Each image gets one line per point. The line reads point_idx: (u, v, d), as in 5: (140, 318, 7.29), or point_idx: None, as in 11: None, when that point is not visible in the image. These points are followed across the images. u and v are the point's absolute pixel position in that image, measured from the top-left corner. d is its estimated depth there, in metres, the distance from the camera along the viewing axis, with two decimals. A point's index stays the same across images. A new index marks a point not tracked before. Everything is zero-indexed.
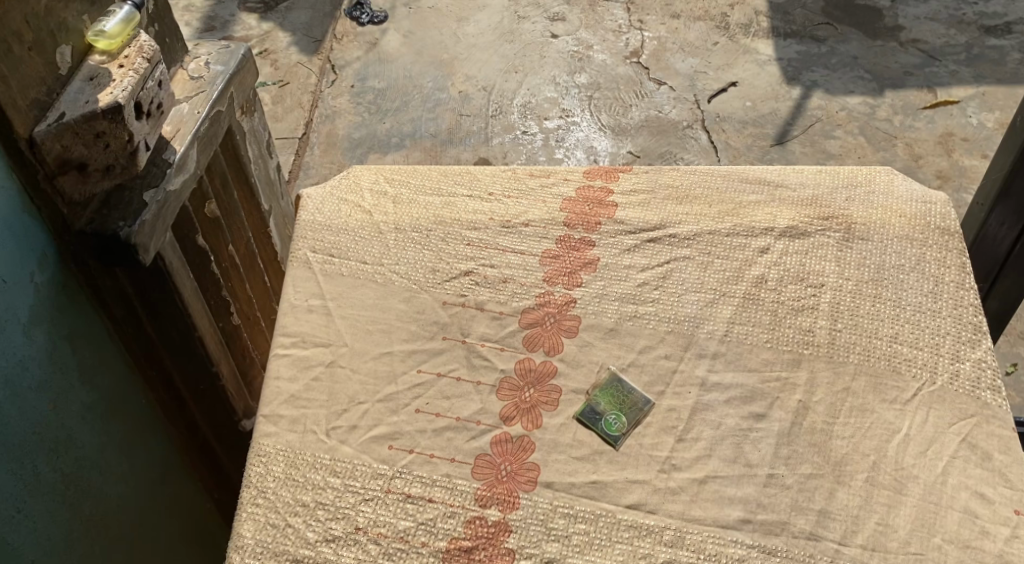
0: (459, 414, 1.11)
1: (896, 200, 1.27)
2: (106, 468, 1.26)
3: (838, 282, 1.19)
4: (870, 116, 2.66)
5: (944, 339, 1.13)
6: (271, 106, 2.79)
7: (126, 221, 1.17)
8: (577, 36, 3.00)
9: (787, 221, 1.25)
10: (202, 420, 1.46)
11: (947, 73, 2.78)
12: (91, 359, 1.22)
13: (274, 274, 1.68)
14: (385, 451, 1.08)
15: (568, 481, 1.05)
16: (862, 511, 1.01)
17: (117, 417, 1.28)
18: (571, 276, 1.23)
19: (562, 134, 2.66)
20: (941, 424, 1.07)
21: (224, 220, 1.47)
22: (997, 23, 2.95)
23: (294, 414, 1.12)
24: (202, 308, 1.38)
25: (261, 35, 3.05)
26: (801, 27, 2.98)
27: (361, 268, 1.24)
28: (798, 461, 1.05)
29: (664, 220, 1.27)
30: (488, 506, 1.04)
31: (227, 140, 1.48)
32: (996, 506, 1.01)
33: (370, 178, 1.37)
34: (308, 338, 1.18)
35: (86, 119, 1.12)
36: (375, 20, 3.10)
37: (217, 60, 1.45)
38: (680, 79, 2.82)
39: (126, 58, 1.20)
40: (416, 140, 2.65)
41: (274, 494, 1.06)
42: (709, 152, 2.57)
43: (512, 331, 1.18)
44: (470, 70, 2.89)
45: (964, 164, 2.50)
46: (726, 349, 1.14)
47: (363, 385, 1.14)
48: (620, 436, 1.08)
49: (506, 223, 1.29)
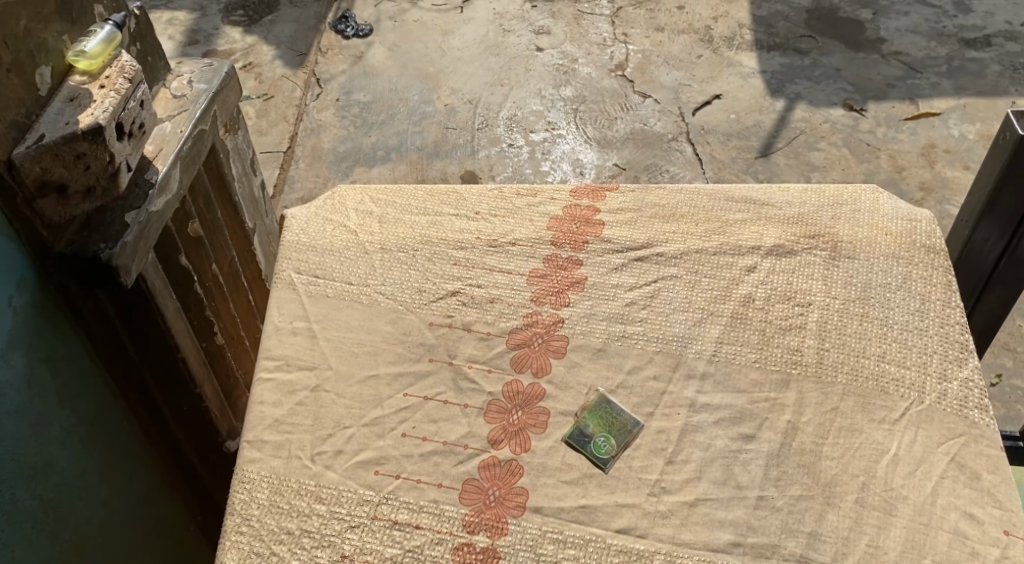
0: (447, 438, 1.10)
1: (882, 218, 1.27)
2: (86, 494, 1.24)
3: (825, 301, 1.18)
4: (853, 128, 2.67)
5: (932, 357, 1.13)
6: (256, 120, 2.78)
7: (107, 243, 1.16)
8: (562, 49, 3.01)
9: (774, 239, 1.25)
10: (186, 442, 1.44)
11: (929, 85, 2.80)
12: (72, 383, 1.20)
13: (259, 293, 1.67)
14: (371, 477, 1.07)
15: (557, 506, 1.04)
16: (853, 533, 1.01)
17: (98, 441, 1.26)
18: (559, 296, 1.22)
19: (548, 147, 2.65)
20: (929, 444, 1.07)
21: (208, 240, 1.45)
22: (977, 35, 2.97)
23: (279, 439, 1.10)
24: (185, 330, 1.36)
25: (245, 48, 3.04)
26: (784, 40, 3.00)
27: (347, 289, 1.23)
28: (788, 483, 1.04)
29: (651, 239, 1.27)
30: (476, 532, 1.03)
31: (211, 159, 1.47)
32: (985, 527, 1.01)
33: (355, 198, 1.35)
34: (293, 361, 1.17)
35: (66, 141, 1.11)
36: (360, 34, 3.10)
37: (200, 78, 1.44)
38: (664, 91, 2.82)
39: (107, 78, 1.18)
40: (401, 154, 2.65)
41: (259, 522, 1.05)
42: (694, 165, 2.58)
43: (500, 352, 1.17)
44: (455, 83, 2.89)
45: (946, 176, 2.51)
46: (714, 370, 1.14)
47: (349, 409, 1.12)
48: (609, 459, 1.07)
49: (492, 243, 1.28)
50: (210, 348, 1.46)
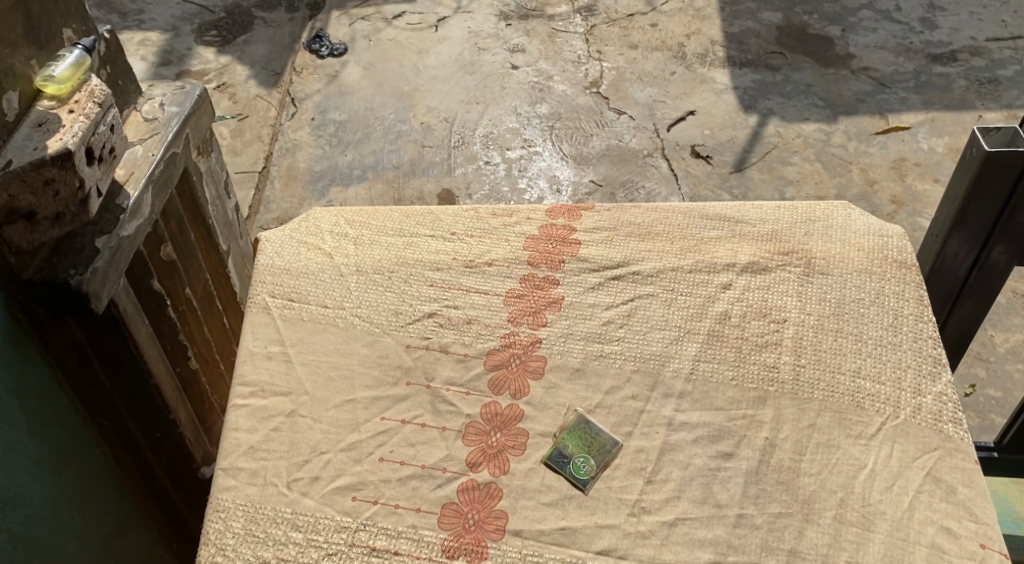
0: (425, 461, 1.09)
1: (854, 234, 1.28)
2: (56, 525, 1.21)
3: (800, 317, 1.19)
4: (825, 142, 2.71)
5: (906, 372, 1.14)
6: (230, 140, 2.76)
7: (77, 270, 1.15)
8: (536, 67, 3.02)
9: (748, 256, 1.26)
10: (160, 469, 1.42)
11: (898, 100, 2.84)
12: (41, 414, 1.18)
13: (233, 316, 1.65)
14: (348, 503, 1.06)
15: (536, 529, 1.03)
16: (832, 549, 1.01)
17: (68, 471, 1.24)
18: (536, 316, 1.22)
19: (525, 164, 2.66)
20: (906, 458, 1.07)
21: (181, 263, 1.44)
22: (944, 51, 3.02)
23: (254, 466, 1.09)
24: (158, 355, 1.34)
25: (219, 68, 3.02)
26: (756, 56, 3.03)
27: (322, 312, 1.22)
28: (767, 500, 1.04)
29: (626, 257, 1.27)
30: (456, 557, 1.02)
31: (184, 182, 1.45)
32: (962, 541, 1.02)
33: (329, 220, 1.34)
34: (268, 387, 1.15)
35: (34, 167, 1.09)
36: (335, 53, 3.10)
37: (172, 101, 1.43)
38: (640, 108, 2.84)
39: (76, 103, 1.17)
40: (378, 173, 2.64)
41: (235, 551, 1.03)
42: (669, 180, 2.60)
43: (477, 374, 1.16)
44: (431, 101, 2.89)
45: (916, 189, 2.55)
46: (692, 388, 1.14)
47: (326, 435, 1.11)
48: (589, 480, 1.07)
49: (469, 264, 1.28)
50: (184, 373, 1.44)
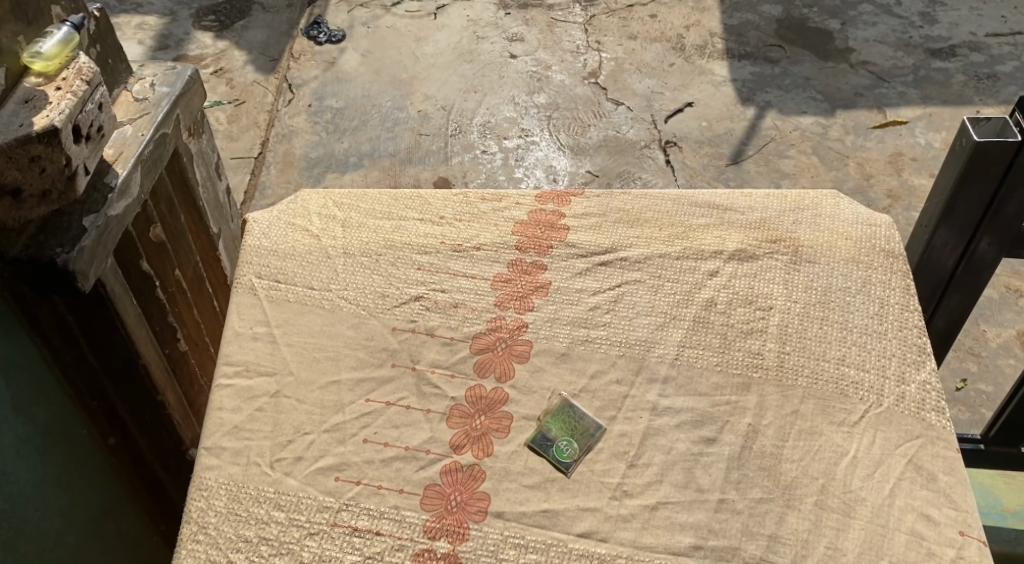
0: (409, 443, 1.09)
1: (841, 223, 1.28)
2: (41, 504, 1.21)
3: (786, 305, 1.19)
4: (822, 136, 2.70)
5: (890, 361, 1.14)
6: (226, 125, 2.75)
7: (64, 248, 1.15)
8: (535, 56, 3.02)
9: (736, 244, 1.26)
10: (149, 452, 1.42)
11: (896, 94, 2.84)
12: (27, 392, 1.18)
13: (224, 298, 1.65)
14: (331, 484, 1.06)
15: (518, 511, 1.04)
16: (812, 535, 1.01)
17: (55, 450, 1.24)
18: (523, 300, 1.22)
19: (522, 153, 2.66)
20: (887, 445, 1.08)
21: (170, 244, 1.43)
22: (942, 46, 3.02)
23: (237, 446, 1.09)
24: (146, 335, 1.34)
25: (216, 53, 3.01)
26: (755, 49, 3.03)
27: (308, 294, 1.22)
28: (749, 485, 1.05)
29: (615, 243, 1.27)
30: (437, 538, 1.02)
31: (173, 162, 1.45)
32: (941, 528, 1.02)
33: (318, 202, 1.34)
34: (254, 366, 1.16)
35: (20, 143, 1.09)
36: (333, 39, 3.09)
37: (163, 81, 1.43)
38: (638, 99, 2.84)
39: (64, 80, 1.17)
40: (374, 160, 2.64)
41: (216, 530, 1.03)
42: (666, 172, 2.59)
43: (463, 357, 1.16)
44: (429, 89, 2.88)
45: (912, 183, 2.55)
46: (676, 373, 1.14)
47: (310, 415, 1.11)
48: (572, 463, 1.07)
49: (457, 248, 1.28)
50: (172, 354, 1.45)
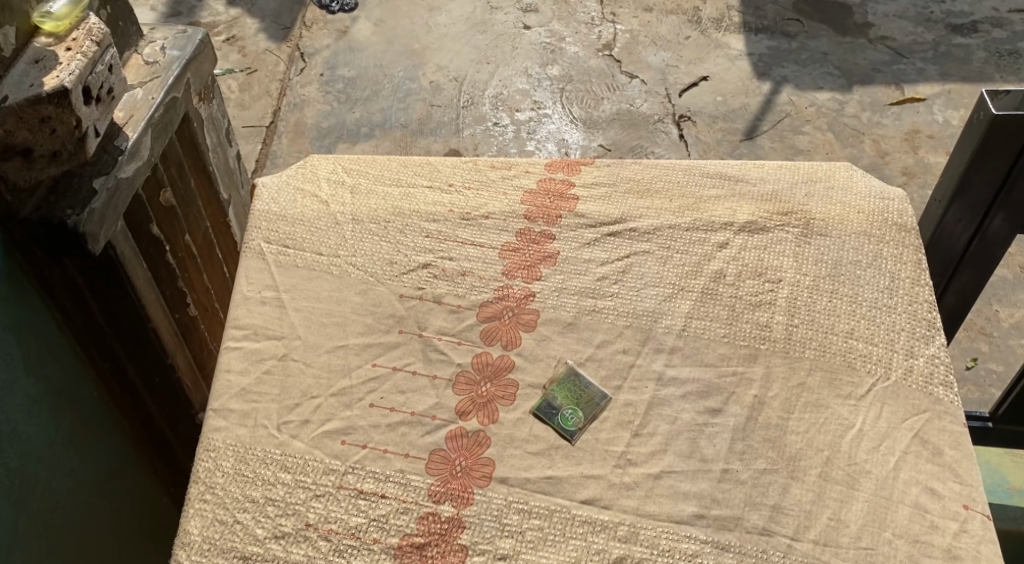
0: (414, 408, 1.10)
1: (856, 197, 1.27)
2: (53, 465, 1.23)
3: (795, 277, 1.19)
4: (838, 112, 2.67)
5: (899, 335, 1.14)
6: (238, 94, 2.75)
7: (75, 209, 1.15)
8: (549, 28, 2.99)
9: (747, 216, 1.25)
10: (158, 415, 1.44)
11: (915, 71, 2.80)
12: (39, 351, 1.19)
13: (232, 263, 1.65)
14: (337, 447, 1.07)
15: (522, 476, 1.04)
16: (815, 506, 1.01)
17: (66, 410, 1.25)
18: (530, 270, 1.22)
19: (534, 126, 2.64)
20: (894, 419, 1.08)
21: (179, 209, 1.44)
22: (964, 21, 2.97)
23: (245, 408, 1.10)
24: (156, 298, 1.34)
25: (228, 21, 3.00)
26: (772, 22, 2.99)
27: (316, 260, 1.22)
28: (753, 456, 1.05)
29: (624, 214, 1.27)
30: (442, 502, 1.03)
31: (183, 128, 1.45)
32: (945, 502, 1.02)
33: (327, 167, 1.34)
34: (261, 330, 1.16)
35: (30, 103, 1.10)
36: (346, 8, 3.06)
37: (173, 44, 1.42)
38: (652, 72, 2.81)
39: (74, 41, 1.16)
40: (385, 131, 2.63)
41: (222, 489, 1.04)
42: (680, 147, 2.57)
43: (469, 325, 1.17)
44: (442, 60, 2.87)
45: (928, 161, 2.52)
46: (683, 344, 1.14)
47: (317, 379, 1.12)
48: (577, 431, 1.07)
49: (465, 216, 1.28)
50: (182, 319, 1.45)
